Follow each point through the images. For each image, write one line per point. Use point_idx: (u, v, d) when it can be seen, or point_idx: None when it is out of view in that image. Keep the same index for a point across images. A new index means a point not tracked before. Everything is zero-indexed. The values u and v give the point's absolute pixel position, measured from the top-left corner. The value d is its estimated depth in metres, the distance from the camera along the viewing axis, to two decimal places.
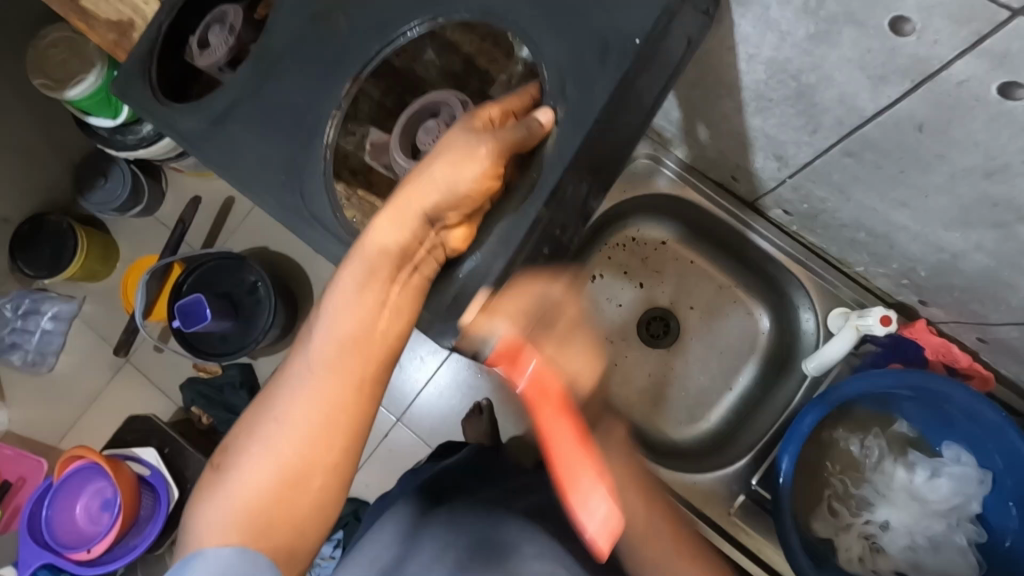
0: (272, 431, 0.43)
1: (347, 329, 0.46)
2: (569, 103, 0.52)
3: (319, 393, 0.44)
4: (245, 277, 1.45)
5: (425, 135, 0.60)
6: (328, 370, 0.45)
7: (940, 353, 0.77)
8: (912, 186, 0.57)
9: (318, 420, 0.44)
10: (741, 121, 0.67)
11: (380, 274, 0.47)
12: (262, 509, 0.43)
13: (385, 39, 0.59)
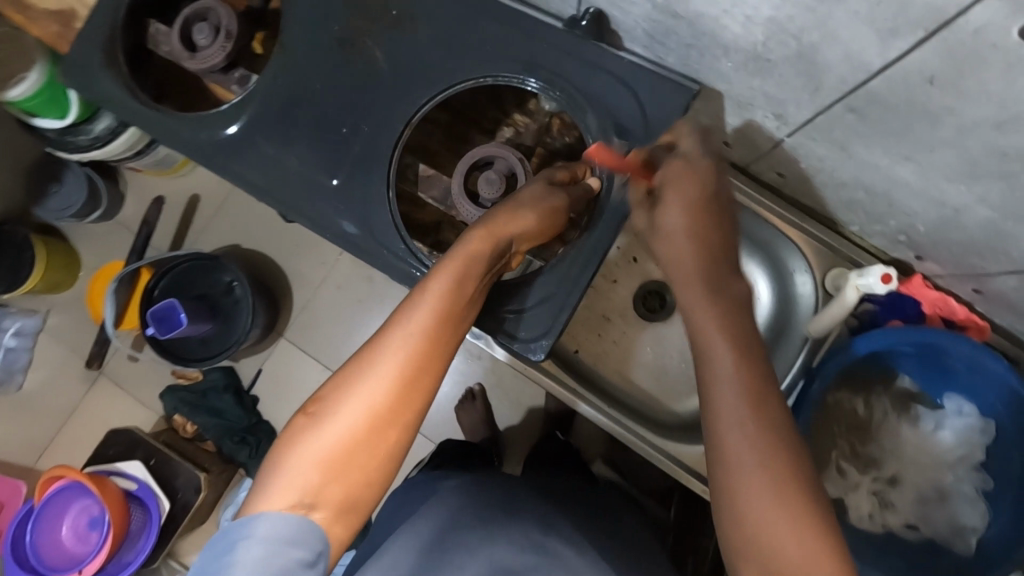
0: (361, 390, 0.48)
1: (442, 309, 0.51)
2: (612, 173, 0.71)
3: (412, 360, 0.49)
4: (221, 277, 1.39)
5: (489, 186, 0.70)
6: (422, 343, 0.50)
7: (938, 306, 0.77)
8: (917, 142, 0.56)
9: (407, 390, 0.49)
10: (738, 83, 0.65)
11: (476, 270, 0.54)
12: (341, 464, 0.46)
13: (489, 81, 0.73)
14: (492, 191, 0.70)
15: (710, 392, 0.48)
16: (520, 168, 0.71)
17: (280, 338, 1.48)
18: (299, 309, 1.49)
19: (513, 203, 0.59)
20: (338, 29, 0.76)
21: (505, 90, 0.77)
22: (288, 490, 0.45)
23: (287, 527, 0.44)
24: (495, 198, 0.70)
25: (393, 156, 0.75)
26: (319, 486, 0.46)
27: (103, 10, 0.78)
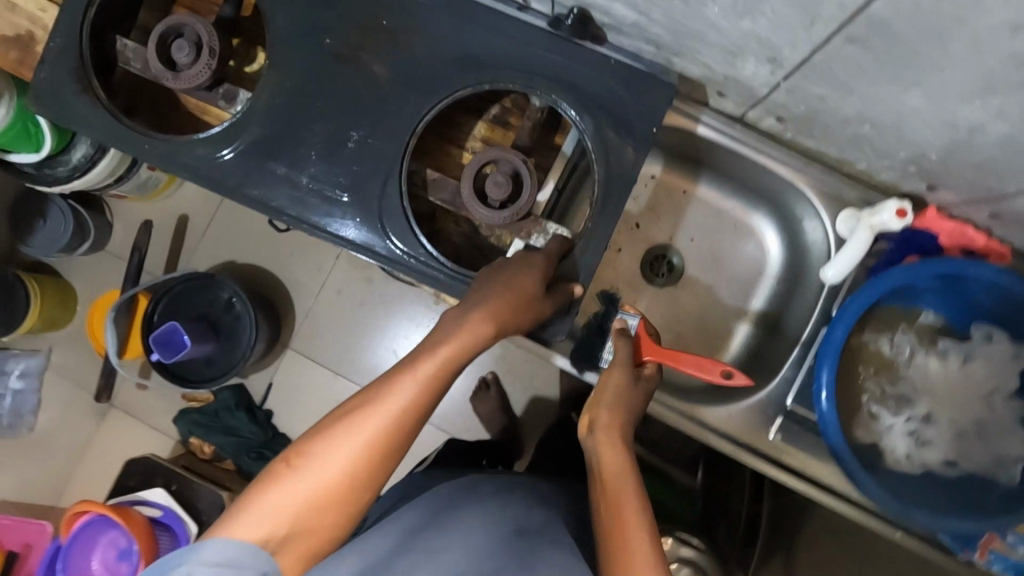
0: (338, 451, 0.48)
1: (432, 377, 0.51)
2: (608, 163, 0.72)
3: (393, 432, 0.49)
4: (219, 295, 1.36)
5: (496, 189, 0.69)
6: (409, 410, 0.50)
7: (955, 236, 0.75)
8: (927, 63, 0.53)
9: (383, 450, 0.49)
10: (728, 27, 0.62)
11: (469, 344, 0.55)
12: (311, 515, 0.47)
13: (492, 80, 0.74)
14: (500, 192, 0.69)
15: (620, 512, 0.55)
16: (525, 169, 0.71)
17: (286, 349, 1.46)
18: (301, 320, 1.47)
19: (512, 274, 0.61)
20: (328, 36, 0.75)
21: (486, 65, 0.74)
22: (252, 535, 0.45)
23: (239, 562, 0.43)
24: (504, 199, 0.69)
25: (401, 164, 0.74)
26: (281, 538, 0.45)
27: (59, 29, 0.75)
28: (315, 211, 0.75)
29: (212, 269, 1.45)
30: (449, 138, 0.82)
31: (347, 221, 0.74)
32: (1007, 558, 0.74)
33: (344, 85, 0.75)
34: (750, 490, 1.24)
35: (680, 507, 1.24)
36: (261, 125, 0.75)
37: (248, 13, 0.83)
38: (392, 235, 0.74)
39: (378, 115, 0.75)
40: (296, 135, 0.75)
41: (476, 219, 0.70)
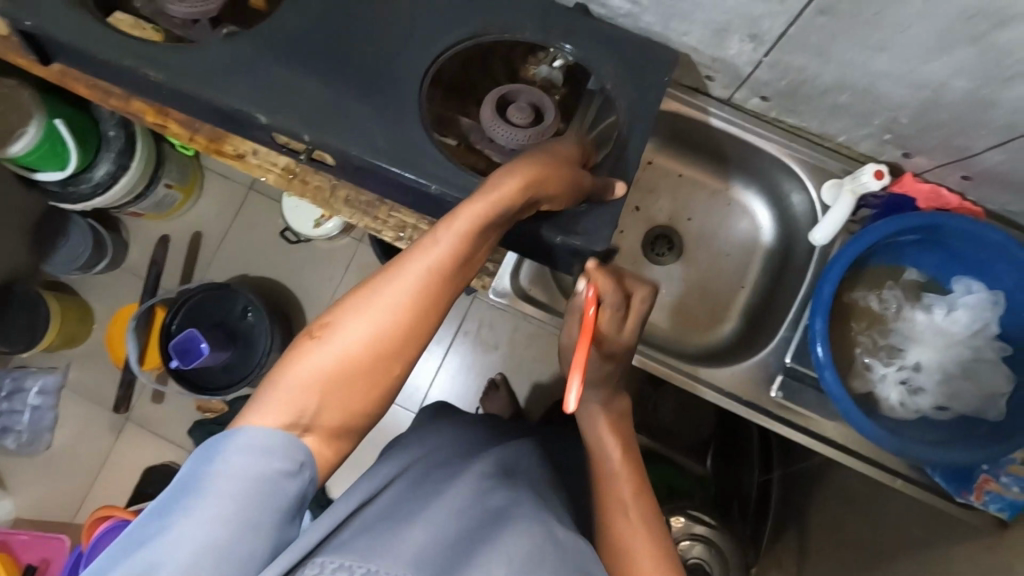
0: (366, 315, 0.49)
1: (457, 253, 0.52)
2: (624, 112, 0.74)
3: (422, 293, 0.50)
4: (235, 305, 1.42)
5: (519, 112, 0.72)
6: (431, 287, 0.50)
7: (931, 198, 0.82)
8: (890, 27, 0.60)
9: (410, 325, 0.50)
10: (711, 8, 0.69)
11: (494, 224, 0.54)
12: (340, 386, 0.48)
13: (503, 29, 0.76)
14: (522, 115, 0.72)
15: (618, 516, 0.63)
16: (544, 102, 0.74)
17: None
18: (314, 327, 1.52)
19: (540, 155, 0.60)
20: None
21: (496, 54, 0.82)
22: (284, 404, 0.46)
23: (267, 435, 0.45)
24: (526, 123, 0.72)
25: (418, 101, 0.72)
26: (313, 401, 0.47)
27: None
28: None
29: (228, 280, 1.51)
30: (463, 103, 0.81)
31: None
32: (1003, 498, 0.78)
33: None
34: (760, 464, 1.27)
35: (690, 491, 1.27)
36: (274, 58, 0.71)
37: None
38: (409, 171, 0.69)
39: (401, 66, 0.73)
40: None
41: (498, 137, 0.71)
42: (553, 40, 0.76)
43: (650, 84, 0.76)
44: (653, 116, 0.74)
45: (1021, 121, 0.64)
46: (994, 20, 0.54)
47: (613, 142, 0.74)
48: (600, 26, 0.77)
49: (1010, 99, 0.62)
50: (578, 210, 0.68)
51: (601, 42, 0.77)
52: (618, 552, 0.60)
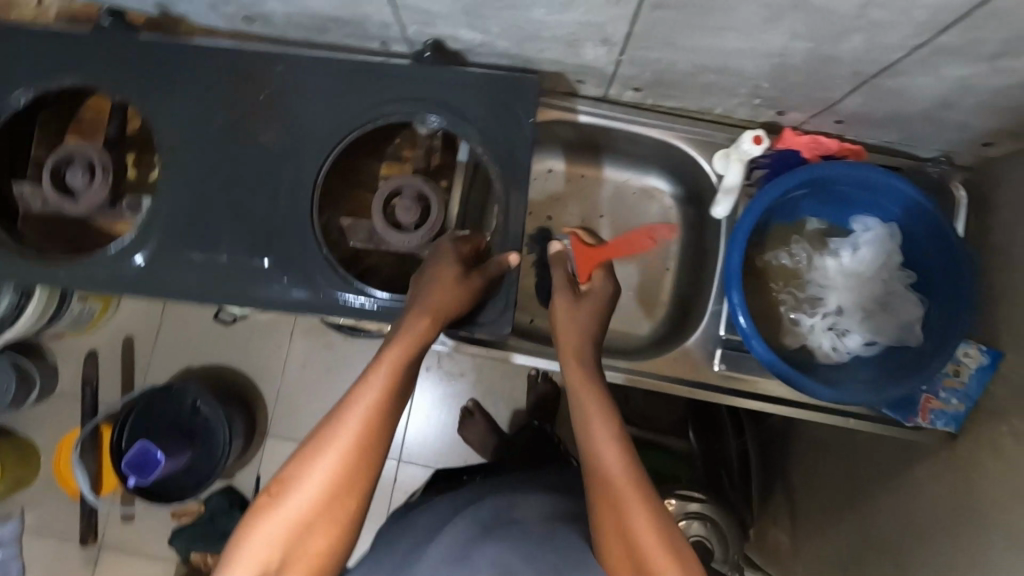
0: (317, 467, 0.54)
1: (385, 390, 0.59)
2: (501, 169, 0.79)
3: (365, 434, 0.56)
4: (184, 403, 1.35)
5: (404, 212, 0.80)
6: (368, 424, 0.57)
7: (813, 148, 0.84)
8: (720, 12, 0.61)
9: (355, 462, 0.56)
10: (556, 22, 0.69)
11: (413, 353, 0.63)
12: (301, 533, 0.53)
13: (372, 120, 0.80)
14: (409, 215, 0.80)
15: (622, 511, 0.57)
16: (422, 187, 0.81)
17: (266, 437, 1.46)
18: (275, 402, 1.47)
19: (434, 276, 0.70)
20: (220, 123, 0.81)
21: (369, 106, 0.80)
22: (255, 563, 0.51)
23: None
24: (413, 221, 0.80)
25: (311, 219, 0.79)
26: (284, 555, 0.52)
27: None
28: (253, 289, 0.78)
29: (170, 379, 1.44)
30: (355, 182, 0.87)
31: (287, 285, 0.78)
32: (946, 413, 0.82)
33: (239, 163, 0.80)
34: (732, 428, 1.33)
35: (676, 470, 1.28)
36: (164, 226, 0.79)
37: (135, 132, 0.89)
38: (326, 294, 0.78)
39: (281, 180, 0.80)
40: (208, 228, 0.79)
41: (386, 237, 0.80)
42: (419, 116, 0.80)
43: (523, 136, 0.80)
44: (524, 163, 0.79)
45: (867, 66, 0.66)
46: None
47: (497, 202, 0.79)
48: (454, 76, 0.81)
49: (848, 50, 0.64)
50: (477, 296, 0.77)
51: (463, 101, 0.81)
52: (622, 535, 0.56)
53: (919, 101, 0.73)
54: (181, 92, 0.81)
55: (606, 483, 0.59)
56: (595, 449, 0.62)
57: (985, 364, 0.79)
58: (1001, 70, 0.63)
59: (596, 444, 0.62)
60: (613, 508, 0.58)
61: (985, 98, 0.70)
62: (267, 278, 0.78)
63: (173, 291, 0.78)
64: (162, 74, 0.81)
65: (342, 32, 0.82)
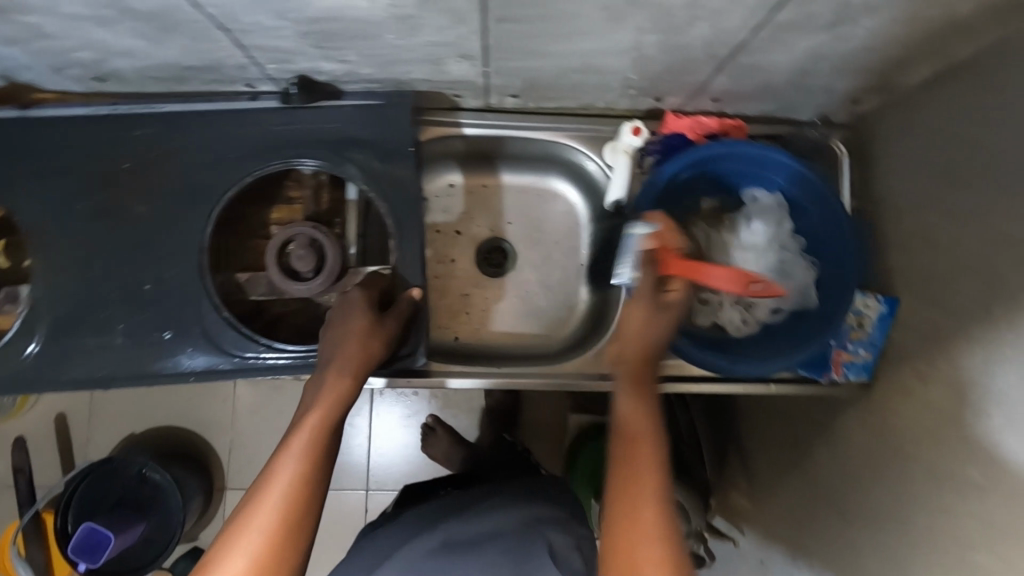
0: (242, 544, 0.50)
1: (309, 453, 0.56)
2: (387, 198, 0.76)
3: (292, 503, 0.53)
4: (127, 474, 1.26)
5: (301, 261, 0.75)
6: (294, 490, 0.53)
7: (695, 129, 0.86)
8: (564, 18, 0.60)
9: (283, 534, 0.52)
10: (410, 45, 0.67)
11: (334, 407, 0.60)
12: None
13: (249, 171, 0.75)
14: (306, 263, 0.75)
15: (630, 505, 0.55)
16: (318, 233, 0.76)
17: (225, 491, 1.41)
18: (228, 454, 1.42)
19: (344, 325, 0.68)
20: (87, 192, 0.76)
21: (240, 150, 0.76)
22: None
23: None
24: (313, 268, 0.75)
25: (204, 281, 0.73)
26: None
27: None
28: (148, 363, 0.73)
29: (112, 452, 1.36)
30: (246, 233, 0.83)
31: (184, 352, 0.73)
32: (856, 364, 0.85)
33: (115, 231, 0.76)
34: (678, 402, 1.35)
35: None
36: (39, 311, 0.73)
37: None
38: (223, 352, 0.73)
39: (157, 250, 0.73)
40: (89, 307, 0.73)
41: (289, 289, 0.75)
42: (293, 160, 0.76)
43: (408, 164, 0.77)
44: (413, 187, 0.77)
45: (720, 48, 0.67)
46: None
47: (390, 232, 0.76)
48: (327, 112, 0.78)
49: (699, 37, 0.65)
50: None
51: (339, 137, 0.77)
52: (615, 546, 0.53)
53: (781, 73, 0.75)
54: (35, 168, 0.74)
55: (629, 502, 0.55)
56: (633, 462, 0.57)
57: (883, 313, 0.83)
58: (844, 36, 0.65)
59: (637, 458, 0.57)
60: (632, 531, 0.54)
61: (840, 61, 0.72)
62: (166, 352, 0.73)
63: (63, 380, 0.72)
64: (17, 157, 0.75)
65: (202, 79, 0.78)
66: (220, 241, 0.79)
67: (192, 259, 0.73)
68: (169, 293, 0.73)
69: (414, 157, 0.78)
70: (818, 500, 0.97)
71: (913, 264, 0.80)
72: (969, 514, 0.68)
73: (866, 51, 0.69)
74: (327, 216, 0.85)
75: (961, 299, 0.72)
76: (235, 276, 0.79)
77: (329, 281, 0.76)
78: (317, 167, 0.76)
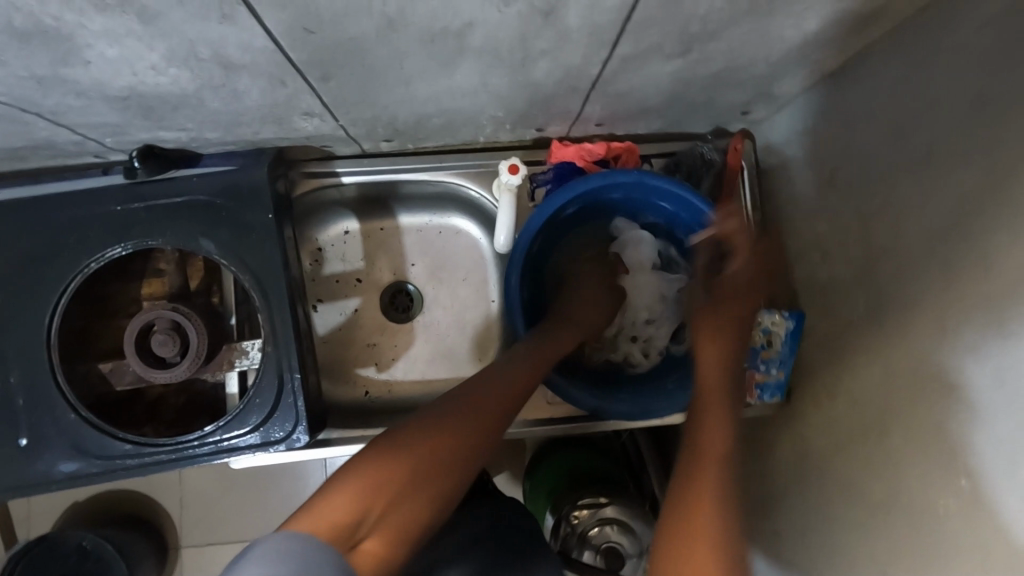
0: (420, 440, 0.60)
1: (493, 403, 0.67)
2: (251, 269, 0.71)
3: (466, 437, 0.63)
4: (68, 545, 1.10)
5: (163, 347, 0.70)
6: (465, 425, 0.64)
7: (582, 155, 0.82)
8: (390, 70, 0.56)
9: (444, 451, 0.61)
10: (244, 108, 0.62)
11: (533, 371, 0.72)
12: (375, 494, 0.55)
13: (94, 254, 0.70)
14: (169, 349, 0.70)
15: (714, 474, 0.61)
16: (176, 314, 0.71)
17: (182, 549, 1.22)
18: (181, 510, 1.23)
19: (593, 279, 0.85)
20: None
21: (85, 232, 0.70)
22: (348, 503, 0.53)
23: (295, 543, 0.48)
24: (178, 353, 0.70)
25: (56, 380, 0.68)
26: (366, 515, 0.53)
27: None
28: (5, 478, 0.67)
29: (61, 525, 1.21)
30: (110, 315, 0.77)
31: (45, 461, 0.68)
32: (770, 384, 0.82)
33: None
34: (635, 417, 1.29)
35: (593, 463, 1.22)
36: None
37: None
38: (91, 456, 0.68)
39: (3, 354, 0.67)
40: None
41: (153, 379, 0.70)
42: (138, 241, 0.70)
43: (263, 235, 0.71)
44: (277, 252, 0.71)
45: (574, 82, 0.63)
46: (453, 36, 0.50)
47: (259, 305, 0.71)
48: (177, 182, 0.71)
49: (548, 75, 0.60)
50: (260, 403, 0.71)
51: (197, 208, 0.71)
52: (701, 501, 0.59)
53: (655, 94, 0.71)
54: None
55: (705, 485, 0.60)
56: (701, 470, 0.62)
57: (791, 329, 0.79)
58: (701, 59, 0.61)
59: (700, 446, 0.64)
60: (692, 509, 0.59)
61: (711, 80, 0.69)
62: (24, 459, 0.67)
63: None
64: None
65: (42, 155, 0.72)
66: (72, 326, 0.73)
67: (38, 358, 0.68)
68: (22, 400, 0.67)
69: (274, 224, 0.71)
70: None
71: (813, 275, 0.78)
72: (870, 535, 0.66)
73: (731, 69, 0.66)
74: (200, 290, 0.80)
75: (855, 314, 0.69)
76: (97, 368, 0.74)
77: (197, 363, 0.71)
78: (167, 242, 0.71)
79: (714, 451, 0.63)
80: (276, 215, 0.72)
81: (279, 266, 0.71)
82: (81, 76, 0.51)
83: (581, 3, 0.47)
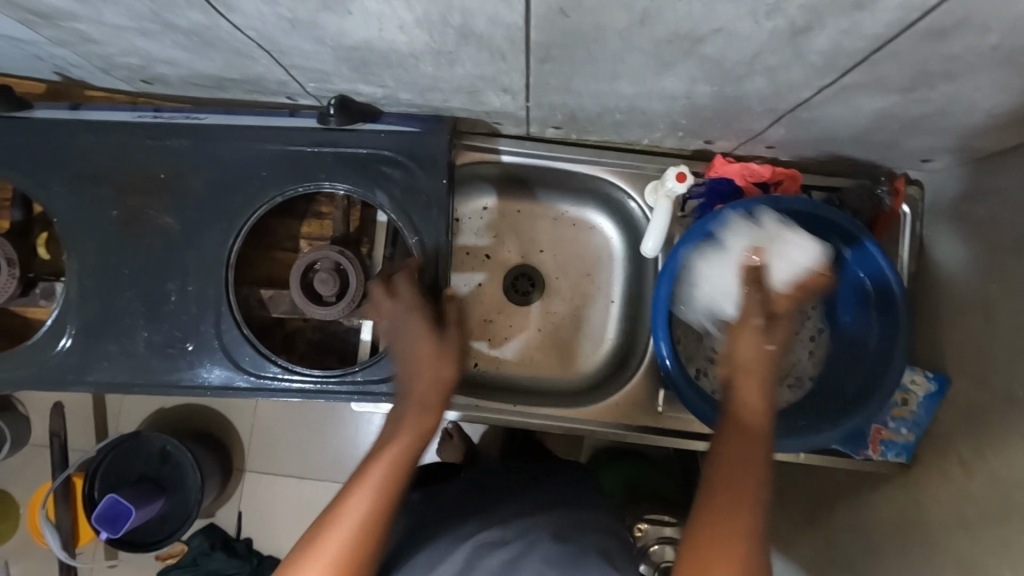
0: (351, 509, 0.51)
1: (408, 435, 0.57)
2: (416, 230, 0.74)
3: (395, 477, 0.54)
4: (151, 448, 1.14)
5: (325, 285, 0.74)
6: (384, 462, 0.54)
7: (744, 175, 0.81)
8: (608, 63, 0.57)
9: (371, 504, 0.52)
10: (449, 76, 0.65)
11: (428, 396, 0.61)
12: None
13: (279, 189, 0.75)
14: (329, 288, 0.74)
15: (730, 489, 0.51)
16: (340, 256, 0.75)
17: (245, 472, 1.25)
18: (250, 437, 1.26)
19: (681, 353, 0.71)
20: (116, 212, 0.75)
21: (275, 169, 0.75)
22: None
23: None
24: (335, 293, 0.75)
25: (228, 298, 0.74)
26: None
27: None
28: (167, 375, 0.73)
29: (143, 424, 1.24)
30: (271, 246, 0.83)
31: (203, 366, 0.74)
32: (896, 443, 0.79)
33: (140, 250, 0.74)
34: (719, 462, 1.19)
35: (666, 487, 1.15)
36: (79, 315, 0.74)
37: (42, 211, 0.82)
38: (244, 371, 0.74)
39: (185, 265, 0.74)
40: (117, 320, 0.74)
41: (311, 314, 0.75)
42: (321, 182, 0.75)
43: (431, 199, 0.75)
44: (444, 221, 0.74)
45: (776, 102, 0.63)
46: (691, 39, 0.50)
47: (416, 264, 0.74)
48: (363, 136, 0.76)
49: (755, 90, 0.60)
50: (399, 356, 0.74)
51: (376, 163, 0.75)
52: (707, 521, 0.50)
53: (845, 127, 0.69)
54: (79, 171, 0.75)
55: (721, 503, 0.51)
56: (719, 487, 0.52)
57: (931, 391, 0.77)
58: (917, 100, 0.59)
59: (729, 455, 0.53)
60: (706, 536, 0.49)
61: (910, 124, 0.66)
62: (187, 363, 0.73)
63: (94, 383, 0.74)
64: (53, 167, 0.75)
65: (242, 89, 0.75)
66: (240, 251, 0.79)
67: (216, 275, 0.74)
68: (193, 310, 0.74)
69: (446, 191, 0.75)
70: (826, 565, 0.89)
71: (972, 342, 0.73)
72: None
73: (939, 115, 0.63)
74: (355, 237, 0.84)
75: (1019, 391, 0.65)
76: (255, 293, 0.79)
77: (351, 307, 0.75)
78: (345, 190, 0.75)
79: (736, 510, 0.50)
80: (449, 182, 0.75)
81: (444, 232, 0.75)
82: (333, 25, 0.55)
83: (838, 26, 0.46)
